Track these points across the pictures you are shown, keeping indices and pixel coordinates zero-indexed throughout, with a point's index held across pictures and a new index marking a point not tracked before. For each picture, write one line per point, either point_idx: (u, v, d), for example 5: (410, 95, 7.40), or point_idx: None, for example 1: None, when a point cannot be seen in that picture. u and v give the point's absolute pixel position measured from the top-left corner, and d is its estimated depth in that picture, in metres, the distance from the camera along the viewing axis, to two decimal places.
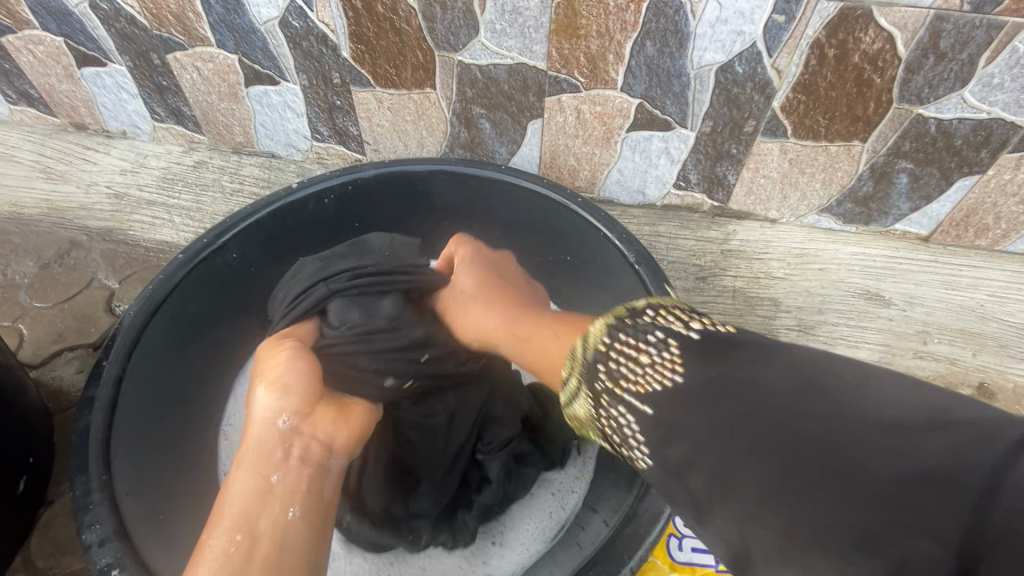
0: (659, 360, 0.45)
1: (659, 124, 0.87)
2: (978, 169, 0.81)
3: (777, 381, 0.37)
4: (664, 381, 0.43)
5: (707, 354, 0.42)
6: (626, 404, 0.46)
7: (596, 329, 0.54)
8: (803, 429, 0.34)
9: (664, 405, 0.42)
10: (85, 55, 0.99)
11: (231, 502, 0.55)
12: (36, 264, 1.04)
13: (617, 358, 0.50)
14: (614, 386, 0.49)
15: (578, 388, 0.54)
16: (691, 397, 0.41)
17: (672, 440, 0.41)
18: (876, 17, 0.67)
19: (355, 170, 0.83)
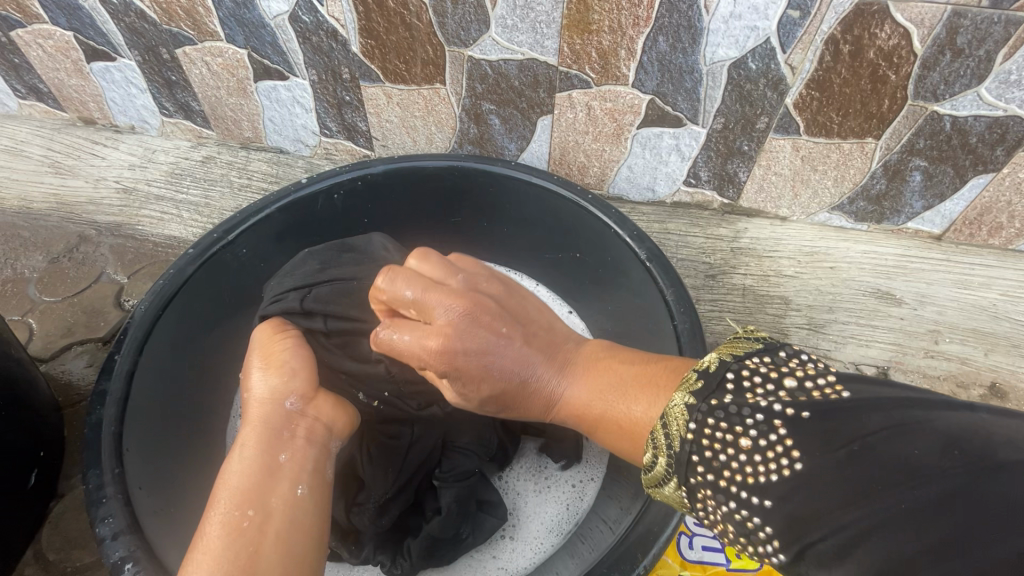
0: (771, 450, 0.40)
1: (670, 121, 0.86)
2: (993, 167, 0.81)
3: (923, 456, 0.34)
4: (784, 471, 0.39)
5: (821, 433, 0.39)
6: (737, 498, 0.42)
7: (676, 409, 0.47)
8: (950, 500, 0.32)
9: (789, 498, 0.39)
10: (95, 49, 0.99)
11: (236, 479, 0.55)
12: (45, 259, 1.04)
13: (710, 445, 0.44)
14: (717, 481, 0.43)
15: (666, 478, 0.48)
16: (819, 482, 0.37)
17: (806, 522, 0.37)
18: (892, 13, 0.66)
19: (365, 166, 0.83)
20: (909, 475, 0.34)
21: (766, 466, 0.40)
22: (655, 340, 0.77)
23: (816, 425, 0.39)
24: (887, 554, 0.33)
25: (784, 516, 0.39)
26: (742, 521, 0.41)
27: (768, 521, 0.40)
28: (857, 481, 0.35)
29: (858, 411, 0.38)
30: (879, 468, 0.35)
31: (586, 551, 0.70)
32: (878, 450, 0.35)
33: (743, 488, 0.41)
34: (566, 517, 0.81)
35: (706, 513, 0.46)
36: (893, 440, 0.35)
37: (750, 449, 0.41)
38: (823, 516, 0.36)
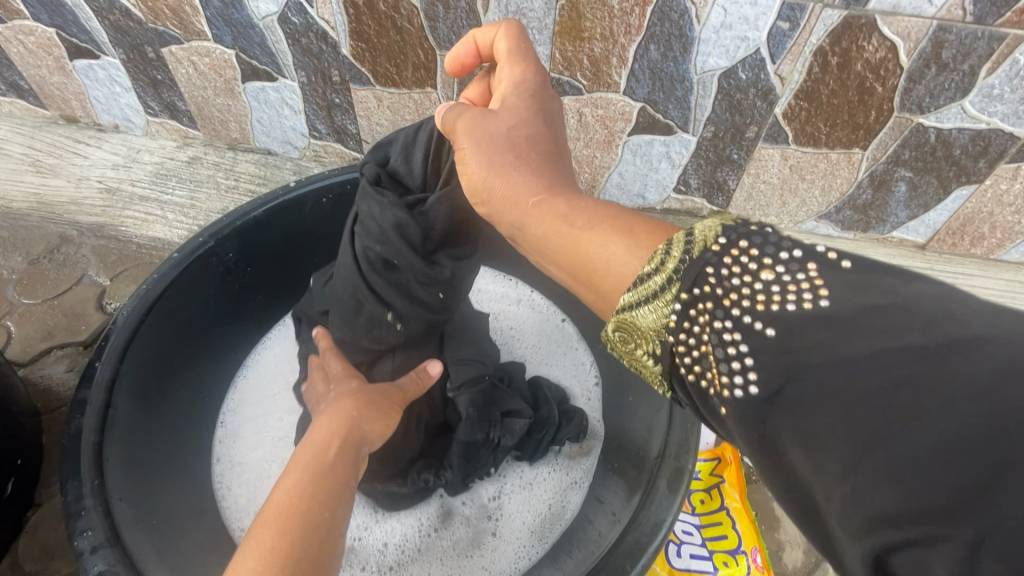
0: (793, 285, 0.34)
1: (661, 128, 0.87)
2: (975, 179, 0.82)
3: (975, 318, 0.29)
4: (802, 306, 0.33)
5: (859, 278, 0.32)
6: (733, 322, 0.35)
7: (708, 225, 0.38)
8: (995, 367, 0.27)
9: (794, 332, 0.33)
10: (78, 47, 0.97)
11: (316, 474, 0.51)
12: (25, 259, 1.02)
13: (734, 265, 0.36)
14: (723, 298, 0.36)
15: (658, 294, 0.38)
16: (847, 320, 0.31)
17: (801, 366, 0.32)
18: (880, 26, 0.67)
19: (355, 169, 0.81)
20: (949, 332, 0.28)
21: (783, 295, 0.34)
22: None
23: (855, 276, 0.32)
24: (891, 393, 0.28)
25: (781, 354, 0.33)
26: (727, 348, 0.35)
27: (758, 355, 0.33)
28: (889, 326, 0.30)
29: (903, 277, 0.32)
30: (918, 320, 0.29)
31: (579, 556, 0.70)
32: (919, 302, 0.30)
33: (748, 315, 0.35)
34: (549, 525, 0.79)
35: (683, 340, 0.37)
36: (944, 300, 0.30)
37: (770, 280, 0.34)
38: (827, 350, 0.31)
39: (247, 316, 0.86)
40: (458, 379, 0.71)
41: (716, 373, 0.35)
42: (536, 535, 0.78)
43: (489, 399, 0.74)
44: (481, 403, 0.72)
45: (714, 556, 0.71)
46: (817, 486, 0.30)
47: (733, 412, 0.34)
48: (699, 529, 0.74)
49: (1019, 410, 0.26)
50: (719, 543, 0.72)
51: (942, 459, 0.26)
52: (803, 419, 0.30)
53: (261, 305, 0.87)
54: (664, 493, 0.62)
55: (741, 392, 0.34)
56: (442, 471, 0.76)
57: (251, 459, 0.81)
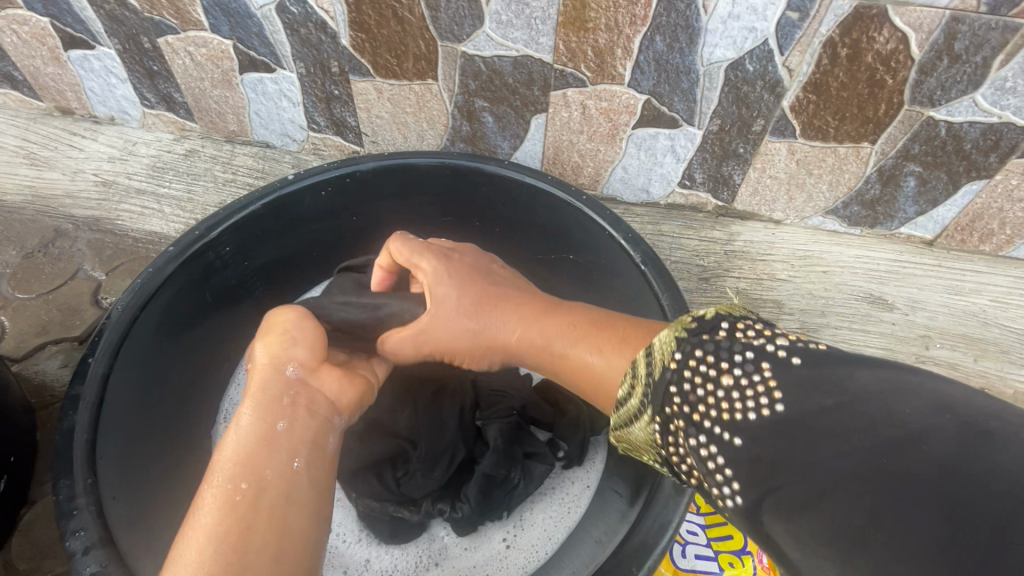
0: (752, 389, 0.40)
1: (666, 121, 0.85)
2: (986, 174, 0.81)
3: (915, 413, 0.34)
4: (762, 411, 0.39)
5: (806, 378, 0.38)
6: (707, 434, 0.42)
7: (664, 344, 0.47)
8: (938, 462, 0.32)
9: (759, 437, 0.39)
10: (72, 37, 0.95)
11: (233, 450, 0.51)
12: (19, 253, 1.00)
13: (691, 377, 0.44)
14: (691, 413, 0.43)
15: (641, 412, 0.49)
16: (800, 424, 0.37)
17: (770, 468, 0.37)
18: (891, 17, 0.66)
19: (354, 162, 0.79)
20: (902, 432, 0.33)
21: (744, 403, 0.40)
22: None
23: (804, 372, 0.39)
24: (862, 503, 0.32)
25: (752, 455, 0.39)
26: (707, 459, 0.42)
27: (735, 463, 0.39)
28: (840, 436, 0.34)
29: (850, 366, 0.38)
30: (867, 422, 0.34)
31: (575, 564, 0.68)
32: (865, 403, 0.35)
33: (716, 424, 0.41)
34: (556, 527, 0.78)
35: (673, 448, 0.46)
36: (890, 401, 0.35)
37: (729, 384, 0.41)
38: (797, 456, 0.36)
39: (243, 309, 0.84)
40: (490, 412, 0.80)
41: (702, 475, 0.42)
42: (541, 539, 0.78)
43: (513, 435, 0.79)
44: (508, 436, 0.78)
45: (720, 556, 0.70)
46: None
47: (732, 514, 0.40)
48: (703, 528, 0.73)
49: (954, 499, 0.30)
50: (724, 543, 0.71)
51: (910, 565, 0.30)
52: (789, 525, 0.35)
53: (256, 300, 0.86)
54: (669, 494, 0.60)
55: (731, 502, 0.40)
56: (456, 503, 0.76)
57: None
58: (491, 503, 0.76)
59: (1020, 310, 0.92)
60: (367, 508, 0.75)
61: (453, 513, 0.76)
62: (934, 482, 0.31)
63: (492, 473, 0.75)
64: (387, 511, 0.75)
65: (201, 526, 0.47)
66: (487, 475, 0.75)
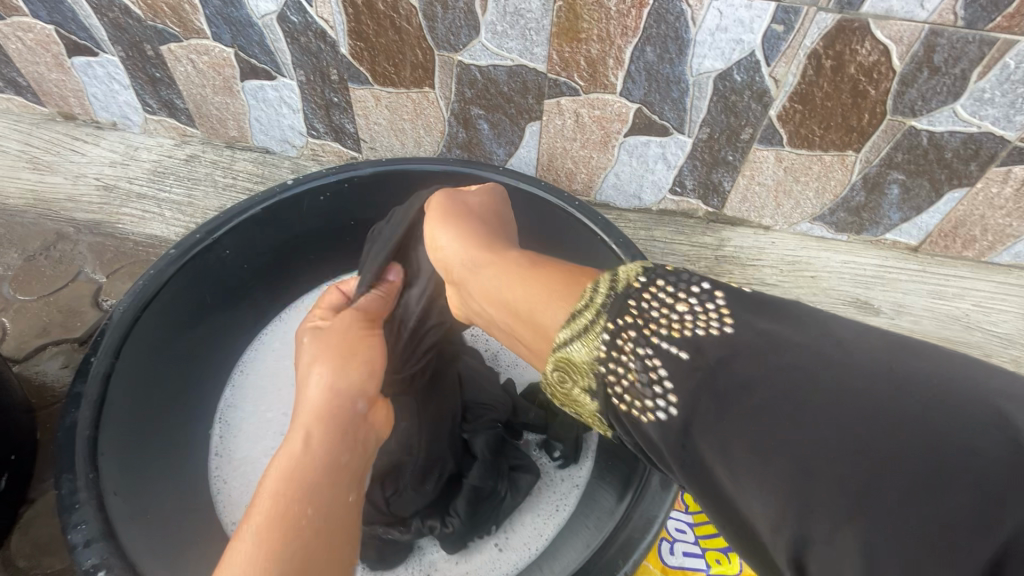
0: (704, 312, 0.38)
1: (657, 129, 0.87)
2: (967, 182, 0.83)
3: (854, 335, 0.33)
4: (713, 330, 0.37)
5: (757, 306, 0.37)
6: (658, 350, 0.39)
7: (629, 269, 0.45)
8: (873, 376, 0.30)
9: (703, 351, 0.37)
10: (76, 44, 0.97)
11: (294, 463, 0.52)
12: (21, 256, 1.02)
13: (649, 301, 0.42)
14: (646, 329, 0.41)
15: (590, 330, 0.44)
16: (744, 341, 0.35)
17: (711, 384, 0.35)
18: (872, 30, 0.68)
19: (352, 169, 0.81)
20: (840, 348, 0.32)
21: (700, 322, 0.38)
22: None
23: (755, 300, 0.38)
24: (798, 419, 0.31)
25: (694, 368, 0.36)
26: (649, 372, 0.39)
27: (677, 377, 0.37)
28: (788, 360, 0.33)
29: (792, 300, 0.37)
30: (800, 339, 0.33)
31: (567, 561, 0.69)
32: (802, 328, 0.34)
33: (670, 342, 0.39)
34: (546, 525, 0.79)
35: (618, 369, 0.42)
36: (826, 323, 0.34)
37: (684, 308, 0.39)
38: (735, 373, 0.34)
39: (243, 312, 0.86)
40: (477, 423, 0.81)
41: (640, 393, 0.39)
42: (532, 538, 0.78)
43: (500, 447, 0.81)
44: (496, 448, 0.80)
45: (708, 554, 0.72)
46: (742, 502, 0.32)
47: (658, 429, 0.37)
48: (691, 526, 0.74)
49: (898, 409, 0.29)
50: (712, 541, 0.72)
51: (844, 476, 0.29)
52: (718, 442, 0.33)
53: (256, 302, 0.87)
54: (656, 490, 0.62)
55: (662, 414, 0.37)
56: (448, 518, 0.76)
57: (250, 457, 0.81)
58: (479, 515, 0.77)
59: (1003, 314, 0.94)
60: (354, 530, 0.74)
61: (444, 529, 0.76)
62: (875, 405, 0.30)
63: (479, 484, 0.77)
64: (376, 531, 0.75)
65: (258, 527, 0.48)
66: (475, 486, 0.77)
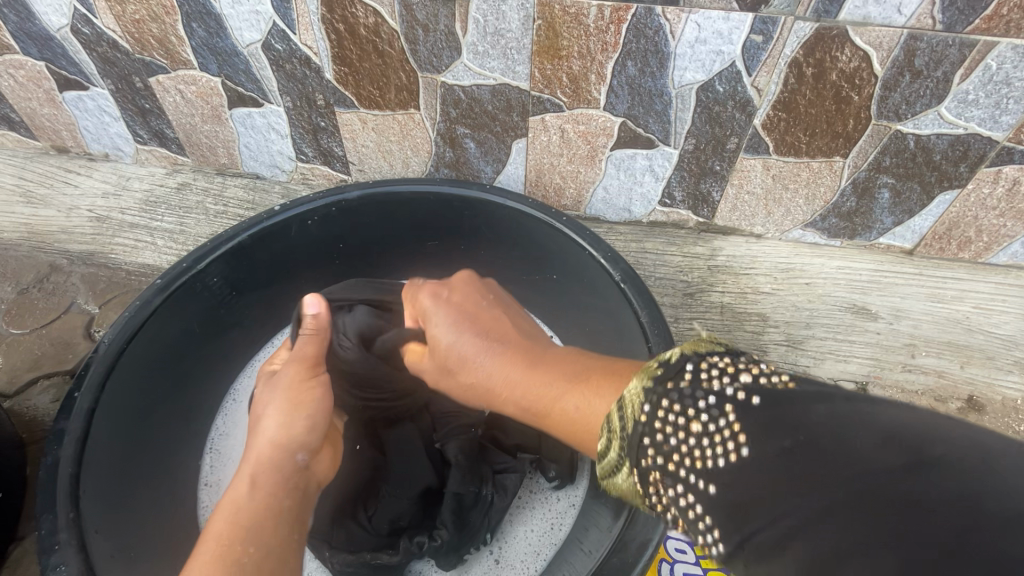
0: (718, 434, 0.40)
1: (642, 142, 0.87)
2: (958, 184, 0.82)
3: (867, 444, 0.32)
4: (730, 457, 0.39)
5: (767, 421, 0.38)
6: (684, 482, 0.42)
7: (631, 394, 0.47)
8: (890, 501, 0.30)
9: (731, 484, 0.38)
10: (67, 79, 0.98)
11: (236, 510, 0.57)
12: (14, 289, 1.02)
13: (661, 427, 0.44)
14: (665, 463, 0.43)
15: (620, 464, 0.48)
16: (762, 469, 0.36)
17: (744, 514, 0.36)
18: (851, 37, 0.68)
19: (339, 192, 0.81)
20: (849, 462, 0.32)
21: (713, 450, 0.40)
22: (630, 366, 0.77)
23: (763, 413, 0.39)
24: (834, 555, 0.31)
25: (726, 503, 0.38)
26: (686, 507, 0.41)
27: (712, 510, 0.39)
28: (799, 475, 0.34)
29: (807, 405, 0.37)
30: (823, 460, 0.33)
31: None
32: (821, 443, 0.34)
33: (691, 471, 0.41)
34: (544, 545, 0.78)
35: (658, 497, 0.45)
36: (838, 432, 0.34)
37: (697, 432, 0.41)
38: (764, 506, 0.35)
39: (232, 337, 0.85)
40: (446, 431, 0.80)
41: (683, 521, 0.42)
42: (530, 557, 0.77)
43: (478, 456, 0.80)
44: (473, 456, 0.79)
45: (709, 574, 0.70)
46: None
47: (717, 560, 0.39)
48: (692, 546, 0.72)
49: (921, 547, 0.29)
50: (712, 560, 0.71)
51: None
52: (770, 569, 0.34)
53: (248, 327, 0.87)
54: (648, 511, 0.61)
55: (714, 549, 0.39)
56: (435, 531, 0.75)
57: None
58: (468, 535, 0.76)
59: (1003, 316, 0.92)
60: (343, 563, 0.73)
61: (432, 543, 0.74)
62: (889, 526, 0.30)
63: (461, 491, 0.76)
64: (363, 560, 0.73)
65: (208, 555, 0.52)
66: (457, 495, 0.76)
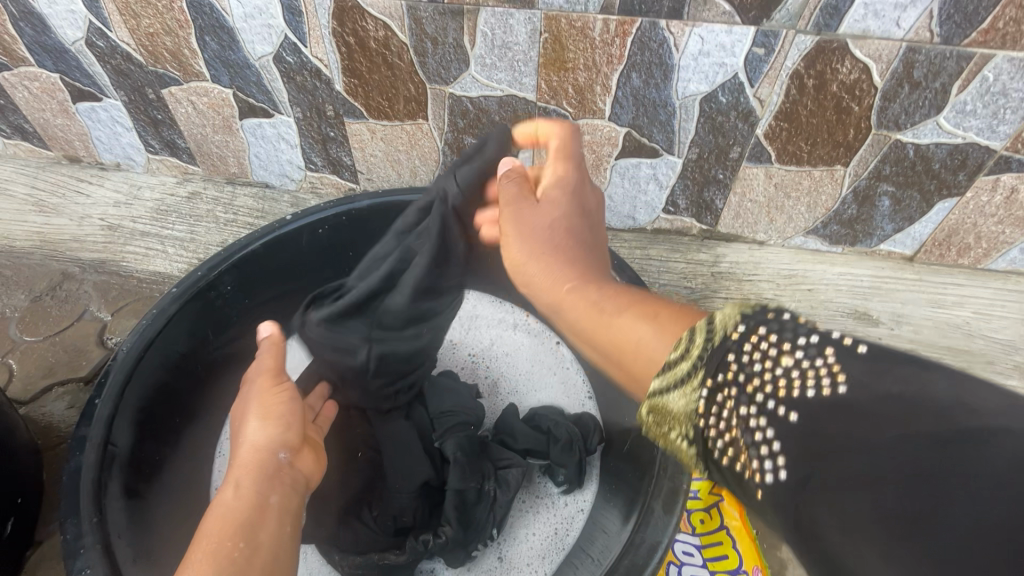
0: (812, 368, 0.35)
1: (647, 151, 0.89)
2: (957, 191, 0.84)
3: (1006, 407, 0.28)
4: (822, 391, 0.35)
5: (879, 367, 0.33)
6: (759, 412, 0.37)
7: (725, 315, 0.42)
8: (1022, 468, 0.26)
9: (818, 417, 0.34)
10: (81, 91, 1.00)
11: (228, 513, 0.57)
12: (28, 297, 1.03)
13: (750, 353, 0.39)
14: (743, 386, 0.39)
15: (688, 384, 0.42)
16: (863, 406, 0.32)
17: (830, 447, 0.33)
18: (851, 50, 0.70)
19: (349, 202, 0.83)
20: (977, 417, 0.28)
21: (802, 381, 0.36)
22: None
23: (870, 362, 0.34)
24: (918, 495, 0.28)
25: (807, 434, 0.34)
26: (754, 435, 0.37)
27: (784, 440, 0.35)
28: (906, 415, 0.30)
29: (922, 364, 0.32)
30: (939, 412, 0.29)
31: None
32: (942, 392, 0.30)
33: (774, 400, 0.37)
34: (553, 548, 0.79)
35: (716, 423, 0.40)
36: (969, 386, 0.30)
37: (789, 365, 0.37)
38: (850, 441, 0.32)
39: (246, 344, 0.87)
40: (443, 427, 0.81)
41: (744, 455, 0.37)
42: (540, 560, 0.79)
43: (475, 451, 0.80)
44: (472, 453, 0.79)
45: None
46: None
47: (768, 494, 0.35)
48: (699, 549, 0.74)
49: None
50: (719, 564, 0.72)
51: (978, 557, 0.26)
52: (830, 507, 0.31)
53: None
54: (659, 514, 0.62)
55: (771, 478, 0.35)
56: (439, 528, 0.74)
57: None
58: (475, 533, 0.77)
59: (1002, 321, 0.94)
60: (354, 565, 0.74)
61: (436, 540, 0.74)
62: (1008, 489, 0.26)
63: (461, 488, 0.76)
64: (370, 560, 0.74)
65: (200, 555, 0.53)
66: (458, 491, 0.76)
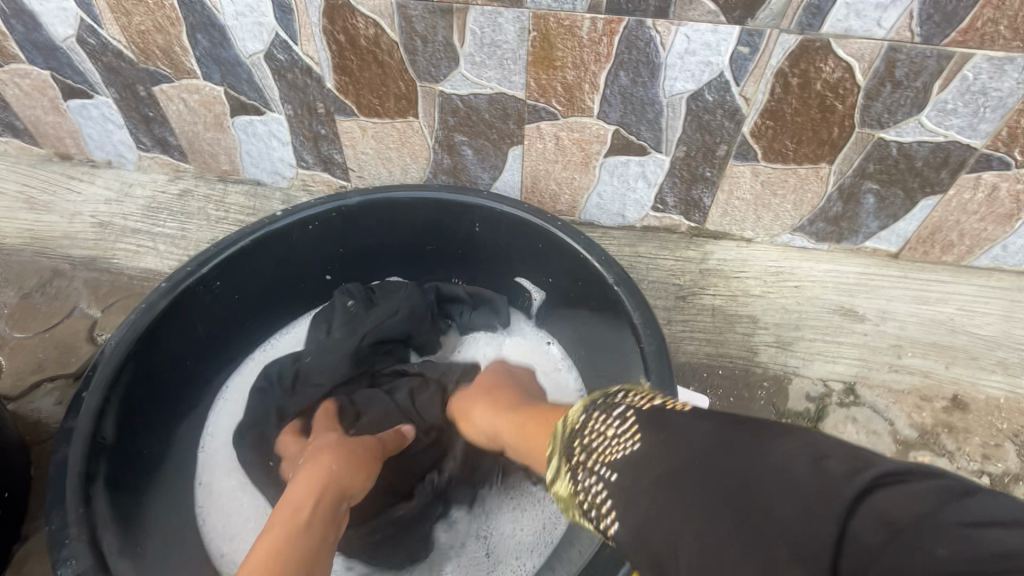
0: (621, 435, 0.45)
1: (635, 149, 0.90)
2: (939, 189, 0.85)
3: (705, 436, 0.40)
4: (626, 451, 0.44)
5: (657, 422, 0.44)
6: (596, 475, 0.46)
7: (575, 409, 0.52)
8: (728, 476, 0.37)
9: (626, 473, 0.43)
10: (72, 88, 1.00)
11: (293, 545, 0.59)
12: (18, 294, 1.03)
13: (590, 430, 0.49)
14: (586, 458, 0.47)
15: (559, 467, 0.51)
16: (646, 460, 0.42)
17: (632, 493, 0.42)
18: (834, 49, 0.71)
19: (340, 199, 0.83)
20: (693, 448, 0.40)
21: (617, 446, 0.45)
22: (626, 369, 0.79)
23: (654, 418, 0.44)
24: (689, 521, 0.37)
25: (623, 490, 0.43)
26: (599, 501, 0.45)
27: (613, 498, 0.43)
28: (663, 459, 0.41)
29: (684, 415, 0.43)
30: (670, 450, 0.41)
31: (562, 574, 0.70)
32: (672, 441, 0.41)
33: (600, 465, 0.46)
34: (541, 541, 0.80)
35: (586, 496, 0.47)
36: (689, 426, 0.42)
37: (608, 435, 0.46)
38: (643, 489, 0.41)
39: (230, 339, 0.87)
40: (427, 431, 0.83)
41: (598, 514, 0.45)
42: (528, 553, 0.79)
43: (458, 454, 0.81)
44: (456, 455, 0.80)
45: None
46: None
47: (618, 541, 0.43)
48: None
49: (752, 499, 0.36)
50: None
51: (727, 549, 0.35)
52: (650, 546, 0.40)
53: (243, 330, 0.89)
54: None
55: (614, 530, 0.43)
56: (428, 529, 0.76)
57: (231, 484, 0.81)
58: None
59: (986, 317, 0.95)
60: None
61: None
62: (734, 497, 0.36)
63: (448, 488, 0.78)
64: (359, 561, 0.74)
65: None
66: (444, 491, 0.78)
